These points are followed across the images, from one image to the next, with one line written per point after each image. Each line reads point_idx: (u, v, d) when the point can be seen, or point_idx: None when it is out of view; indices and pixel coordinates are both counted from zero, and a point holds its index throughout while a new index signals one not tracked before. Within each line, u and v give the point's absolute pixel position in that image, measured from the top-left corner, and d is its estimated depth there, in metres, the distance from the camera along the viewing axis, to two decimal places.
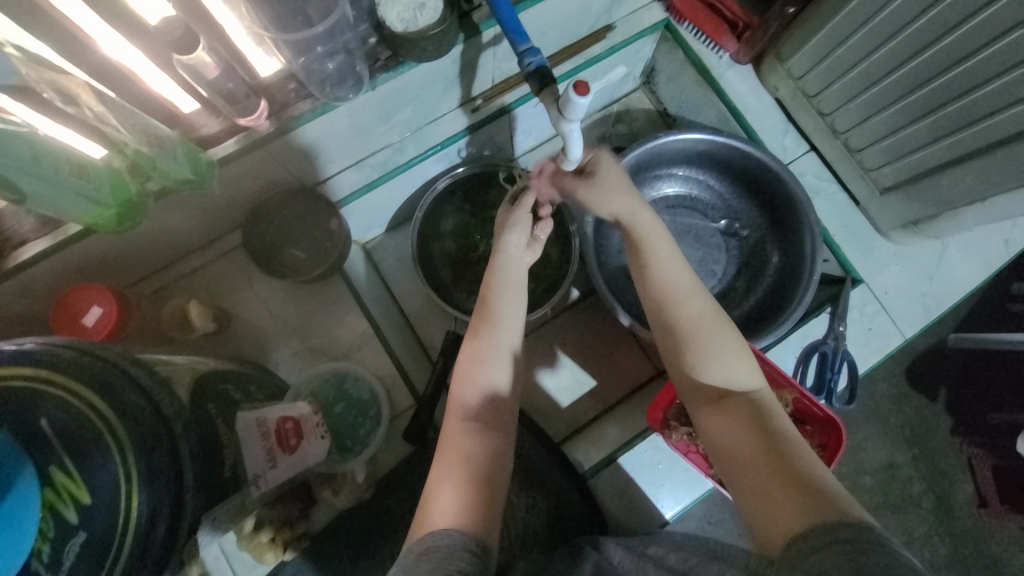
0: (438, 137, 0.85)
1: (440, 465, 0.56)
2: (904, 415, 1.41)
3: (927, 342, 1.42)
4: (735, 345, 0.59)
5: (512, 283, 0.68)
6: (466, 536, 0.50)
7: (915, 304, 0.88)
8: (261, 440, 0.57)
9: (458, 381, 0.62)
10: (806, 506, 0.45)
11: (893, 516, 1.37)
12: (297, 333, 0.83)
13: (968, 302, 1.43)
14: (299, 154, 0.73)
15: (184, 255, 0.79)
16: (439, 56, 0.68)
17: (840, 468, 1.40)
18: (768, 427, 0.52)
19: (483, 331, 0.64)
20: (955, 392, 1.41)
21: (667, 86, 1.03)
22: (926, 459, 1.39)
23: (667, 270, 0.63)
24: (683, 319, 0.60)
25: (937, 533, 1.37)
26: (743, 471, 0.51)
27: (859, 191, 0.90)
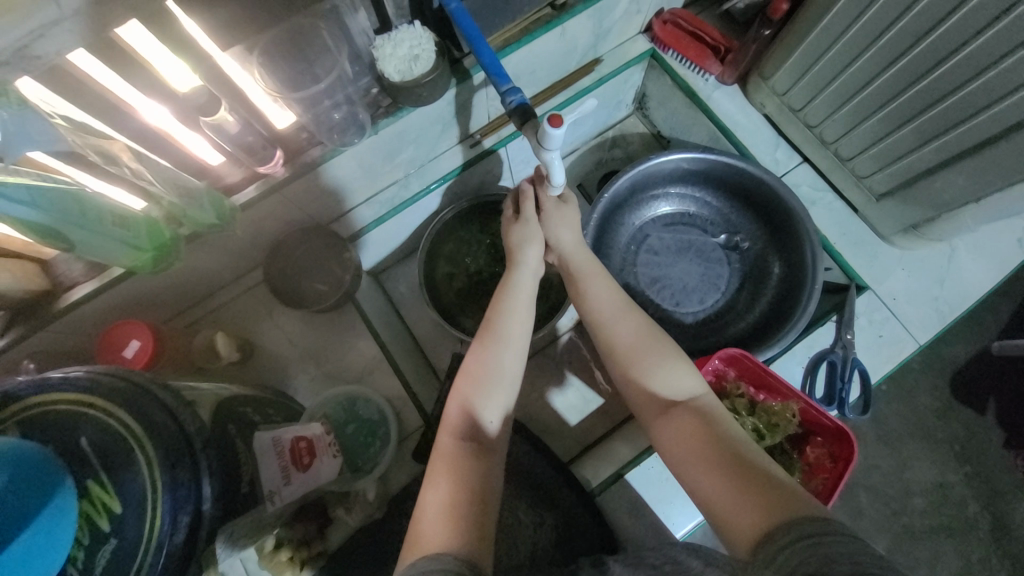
0: (437, 173, 0.92)
1: (433, 489, 0.59)
2: (951, 430, 1.33)
3: (969, 352, 1.36)
4: (676, 359, 0.68)
5: (521, 300, 0.73)
6: (456, 560, 0.51)
7: (927, 308, 0.85)
8: (276, 457, 0.62)
9: (459, 393, 0.66)
10: (770, 508, 0.51)
11: (948, 540, 1.29)
12: (315, 360, 0.88)
13: (1008, 307, 1.36)
14: (315, 195, 0.80)
15: (212, 292, 0.86)
16: (434, 100, 0.75)
17: (886, 491, 1.32)
18: (720, 431, 0.60)
19: (490, 347, 0.69)
20: (1007, 404, 1.33)
21: (658, 110, 1.07)
22: (979, 476, 1.31)
23: (603, 292, 0.75)
24: (625, 336, 0.71)
25: (997, 557, 1.27)
26: (707, 481, 0.56)
27: (855, 199, 0.90)
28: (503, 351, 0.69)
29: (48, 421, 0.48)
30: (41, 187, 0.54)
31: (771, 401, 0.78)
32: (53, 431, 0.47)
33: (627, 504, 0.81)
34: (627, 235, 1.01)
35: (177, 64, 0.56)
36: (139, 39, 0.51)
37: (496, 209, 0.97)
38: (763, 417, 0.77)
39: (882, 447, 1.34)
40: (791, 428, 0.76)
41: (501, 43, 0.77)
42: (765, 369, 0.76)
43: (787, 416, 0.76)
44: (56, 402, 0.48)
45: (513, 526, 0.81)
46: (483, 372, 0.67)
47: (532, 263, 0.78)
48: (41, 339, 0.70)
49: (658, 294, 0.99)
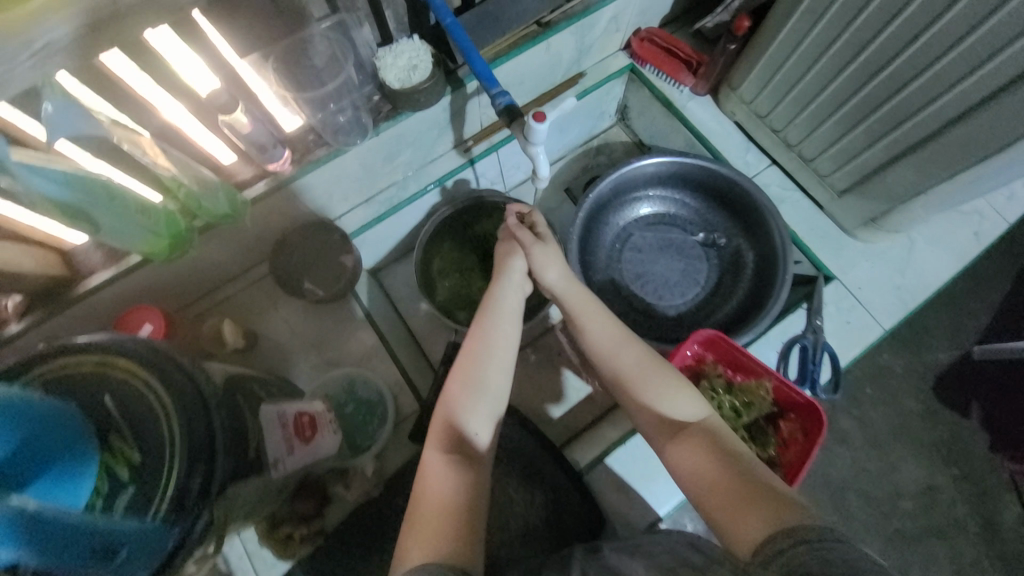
0: (434, 175, 0.98)
1: (423, 505, 0.63)
2: (937, 433, 1.37)
3: (949, 356, 1.42)
4: (681, 384, 0.71)
5: (504, 313, 0.76)
6: (442, 566, 0.56)
7: (891, 296, 0.92)
8: (280, 429, 0.66)
9: (443, 405, 0.70)
10: (772, 516, 0.55)
11: (938, 542, 1.31)
12: (316, 348, 0.92)
13: (986, 314, 1.43)
14: (320, 193, 0.86)
15: (220, 284, 0.91)
16: (431, 105, 0.82)
17: (876, 492, 1.35)
18: (726, 448, 0.64)
19: (472, 363, 0.71)
20: (988, 405, 1.38)
21: (639, 119, 1.15)
22: (966, 479, 1.34)
23: (597, 319, 0.77)
24: (624, 363, 0.74)
25: (989, 559, 1.30)
26: (714, 494, 0.60)
27: (820, 196, 0.97)
28: (487, 362, 0.72)
29: (76, 379, 0.52)
30: (73, 172, 0.58)
31: (745, 380, 0.83)
32: (79, 389, 0.52)
33: (612, 486, 0.84)
34: (612, 234, 1.08)
35: (199, 66, 0.63)
36: (167, 44, 0.59)
37: (489, 209, 1.04)
38: (739, 396, 0.82)
39: (870, 449, 1.38)
40: (765, 406, 0.81)
41: (492, 55, 0.85)
42: (742, 351, 0.81)
43: (761, 393, 0.81)
44: (82, 361, 0.53)
45: (506, 503, 0.83)
46: (465, 387, 0.70)
47: (517, 276, 0.80)
48: (59, 322, 0.74)
49: (642, 288, 1.05)
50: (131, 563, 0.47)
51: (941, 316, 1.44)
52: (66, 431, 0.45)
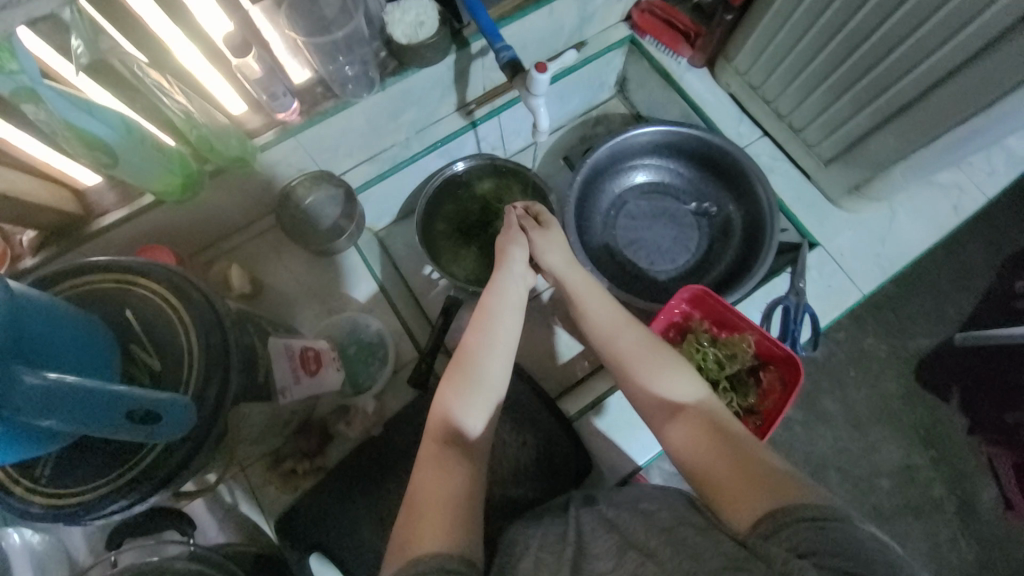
0: (437, 136, 1.01)
1: (423, 493, 0.62)
2: (917, 415, 1.32)
3: (931, 342, 1.36)
4: (678, 368, 0.73)
5: (509, 305, 0.79)
6: (447, 554, 0.54)
7: (871, 263, 0.96)
8: (288, 360, 0.70)
9: (441, 399, 0.71)
10: (770, 493, 0.55)
11: (914, 518, 1.28)
12: (319, 298, 0.96)
13: (975, 294, 1.38)
14: (327, 145, 0.89)
15: (227, 234, 0.94)
16: (436, 61, 0.85)
17: (856, 470, 1.31)
18: (722, 429, 0.65)
19: (473, 357, 0.74)
20: (968, 392, 1.32)
21: (638, 91, 1.18)
22: (943, 458, 1.30)
23: (597, 311, 0.80)
24: (621, 349, 0.76)
25: (965, 539, 1.26)
26: (713, 474, 0.61)
27: (808, 166, 1.01)
28: (488, 354, 0.74)
29: (99, 296, 0.56)
30: (93, 104, 0.63)
31: (729, 335, 0.87)
32: (105, 305, 0.56)
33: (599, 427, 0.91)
34: (607, 202, 1.11)
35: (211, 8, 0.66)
36: None
37: (495, 172, 1.06)
38: (724, 349, 0.86)
39: (852, 430, 1.33)
40: (748, 358, 0.85)
41: (498, 15, 0.87)
42: (726, 306, 0.85)
43: (744, 346, 0.85)
44: (103, 281, 0.56)
45: (499, 445, 0.86)
46: (463, 380, 0.72)
47: (518, 272, 0.83)
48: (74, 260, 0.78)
49: (635, 253, 1.09)
50: (171, 430, 0.50)
51: (921, 295, 1.39)
52: (91, 335, 0.51)
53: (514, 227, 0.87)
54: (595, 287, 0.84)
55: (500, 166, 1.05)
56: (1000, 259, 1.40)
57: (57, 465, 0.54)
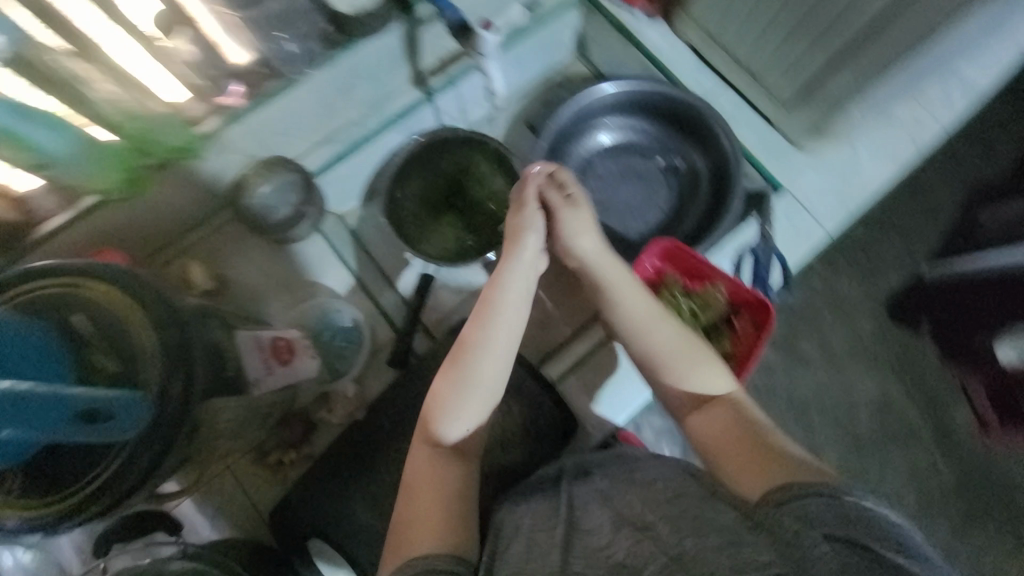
0: (394, 111, 0.97)
1: (420, 496, 0.65)
2: (890, 349, 1.37)
3: (903, 278, 1.39)
4: (708, 360, 0.72)
5: (513, 296, 0.74)
6: (444, 558, 0.58)
7: (833, 201, 0.99)
8: (256, 351, 0.72)
9: (435, 403, 0.69)
10: (782, 474, 0.58)
11: (894, 446, 1.33)
12: (288, 288, 0.94)
13: (943, 227, 1.41)
14: (274, 128, 0.85)
15: (183, 231, 0.90)
16: (382, 32, 0.82)
17: (837, 407, 1.35)
18: (746, 419, 0.67)
19: (467, 356, 0.70)
20: (938, 322, 1.37)
21: (598, 49, 1.10)
22: (918, 387, 1.35)
23: (625, 298, 0.76)
24: (650, 339, 0.73)
25: (943, 461, 1.32)
26: (731, 458, 0.63)
27: (767, 109, 1.01)
28: (481, 354, 0.70)
29: (43, 302, 0.55)
30: (22, 105, 0.65)
31: (699, 286, 0.89)
32: (52, 311, 0.55)
33: (583, 390, 0.96)
34: (575, 163, 1.08)
35: None
36: None
37: (459, 143, 1.01)
38: (696, 300, 0.87)
39: (831, 370, 1.37)
40: (718, 306, 0.87)
41: None
42: (698, 257, 0.86)
43: (714, 297, 0.87)
44: (46, 286, 0.55)
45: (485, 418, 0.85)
46: (456, 382, 0.69)
47: (526, 257, 0.76)
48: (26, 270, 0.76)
49: (605, 214, 1.08)
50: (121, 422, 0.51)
51: (893, 233, 1.41)
52: (46, 337, 0.54)
53: (532, 207, 0.77)
54: (628, 273, 0.78)
55: (463, 137, 1.00)
56: (966, 191, 1.42)
57: (27, 480, 0.53)
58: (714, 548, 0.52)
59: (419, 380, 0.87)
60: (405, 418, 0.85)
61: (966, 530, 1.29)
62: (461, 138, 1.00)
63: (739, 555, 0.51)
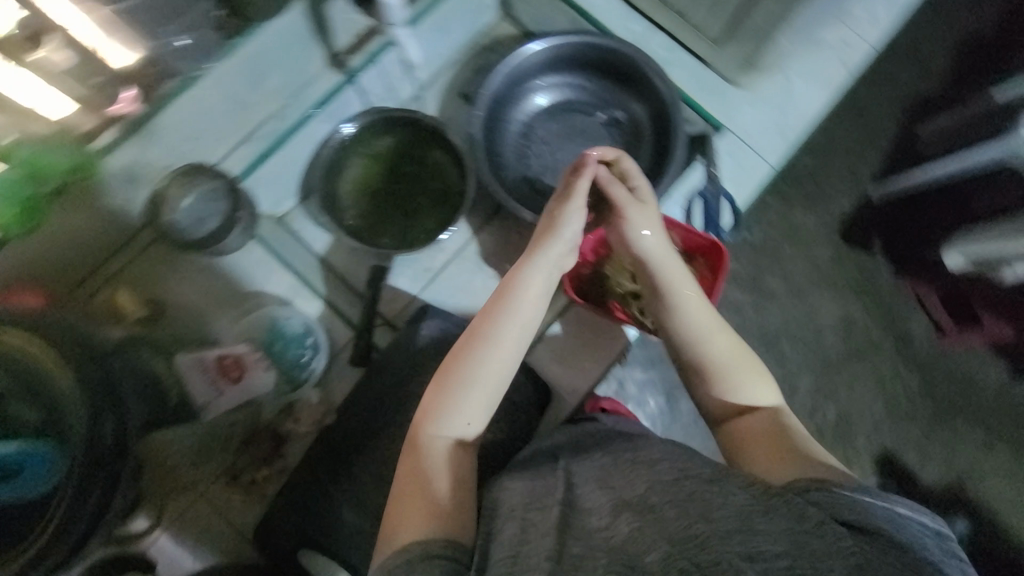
0: (315, 98, 0.87)
1: (416, 489, 0.61)
2: (847, 272, 1.41)
3: (852, 202, 1.43)
4: (759, 373, 0.70)
5: (535, 285, 0.72)
6: (439, 545, 0.55)
7: (773, 134, 0.99)
8: (201, 373, 0.80)
9: (442, 393, 0.66)
10: (812, 466, 0.58)
11: (861, 364, 1.38)
12: (233, 303, 0.89)
13: (885, 146, 1.44)
14: (184, 133, 0.78)
15: (104, 259, 0.82)
16: (282, 15, 0.77)
17: (804, 335, 1.39)
18: (789, 428, 0.65)
19: (477, 345, 0.68)
20: (888, 239, 1.41)
21: (523, 6, 1.05)
22: (876, 304, 1.40)
23: (684, 300, 0.73)
24: (700, 339, 0.71)
25: (907, 370, 1.37)
26: (766, 458, 0.62)
27: (699, 49, 0.99)
28: (493, 344, 0.68)
29: None
30: None
31: None
32: None
33: (554, 358, 0.96)
34: (516, 130, 1.05)
35: None
36: None
37: (394, 125, 0.96)
38: None
39: (795, 300, 1.40)
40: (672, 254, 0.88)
41: None
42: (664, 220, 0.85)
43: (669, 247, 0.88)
44: None
45: None
46: (462, 375, 0.67)
47: (561, 249, 0.76)
48: None
49: (554, 178, 1.05)
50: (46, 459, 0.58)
51: (837, 159, 1.44)
52: None
53: (577, 199, 0.77)
54: (684, 274, 0.76)
55: (400, 118, 0.95)
56: (903, 108, 1.45)
57: None
58: (724, 532, 0.47)
59: (386, 376, 0.86)
60: (377, 416, 0.84)
61: (936, 433, 1.35)
62: (400, 116, 0.95)
63: (751, 542, 0.46)
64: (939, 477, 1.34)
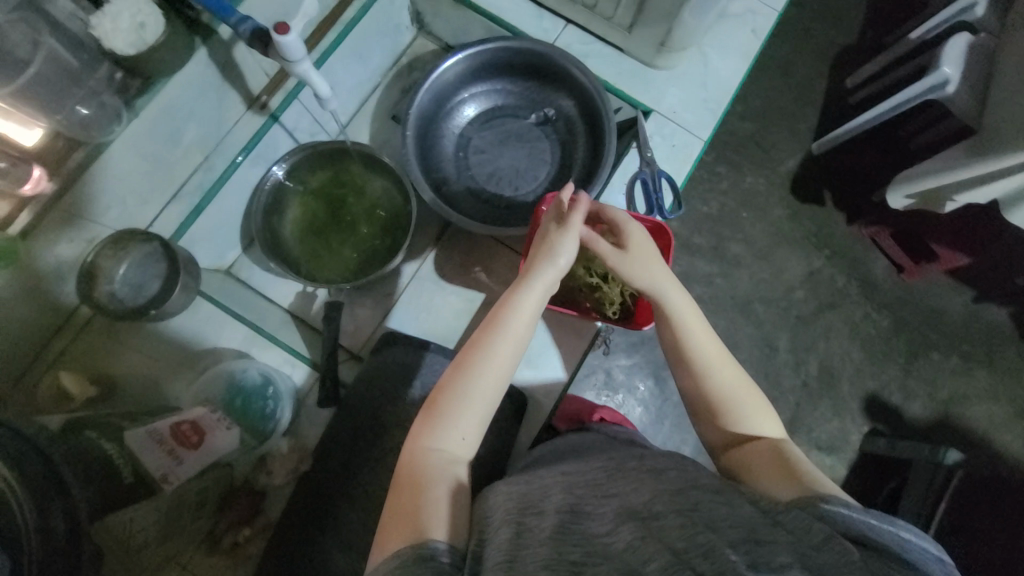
0: (239, 145, 0.90)
1: (405, 505, 0.55)
2: (805, 227, 1.45)
3: (797, 160, 1.47)
4: (764, 406, 0.66)
5: (530, 302, 0.68)
6: (433, 549, 0.49)
7: (702, 110, 1.02)
8: (152, 446, 0.74)
9: (436, 409, 0.61)
10: (811, 486, 0.54)
11: (833, 314, 1.41)
12: (188, 365, 0.87)
13: (819, 102, 1.49)
14: (107, 202, 0.77)
15: (44, 342, 0.79)
16: (190, 65, 0.76)
17: (774, 295, 1.42)
18: (793, 457, 0.60)
19: (473, 360, 0.63)
20: (838, 190, 1.46)
21: (437, 22, 1.06)
22: (837, 254, 1.44)
23: (694, 327, 0.69)
24: (711, 365, 0.67)
25: (877, 312, 1.42)
26: (769, 481, 0.58)
27: (617, 40, 1.02)
28: (490, 363, 0.63)
29: None
30: None
31: None
32: None
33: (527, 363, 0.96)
34: (451, 144, 1.06)
35: None
36: None
37: (329, 155, 0.95)
38: None
39: (761, 262, 1.43)
40: None
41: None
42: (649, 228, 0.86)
43: None
44: None
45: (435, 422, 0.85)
46: (458, 394, 0.62)
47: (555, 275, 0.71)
48: None
49: (498, 184, 1.06)
50: None
51: (774, 121, 1.48)
52: None
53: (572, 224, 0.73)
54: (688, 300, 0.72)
55: (330, 148, 0.94)
56: (828, 63, 1.50)
57: None
58: (731, 542, 0.42)
59: (361, 409, 0.85)
60: (357, 454, 0.83)
61: (915, 368, 1.40)
62: (330, 147, 0.94)
63: (758, 552, 0.42)
64: (925, 409, 1.38)
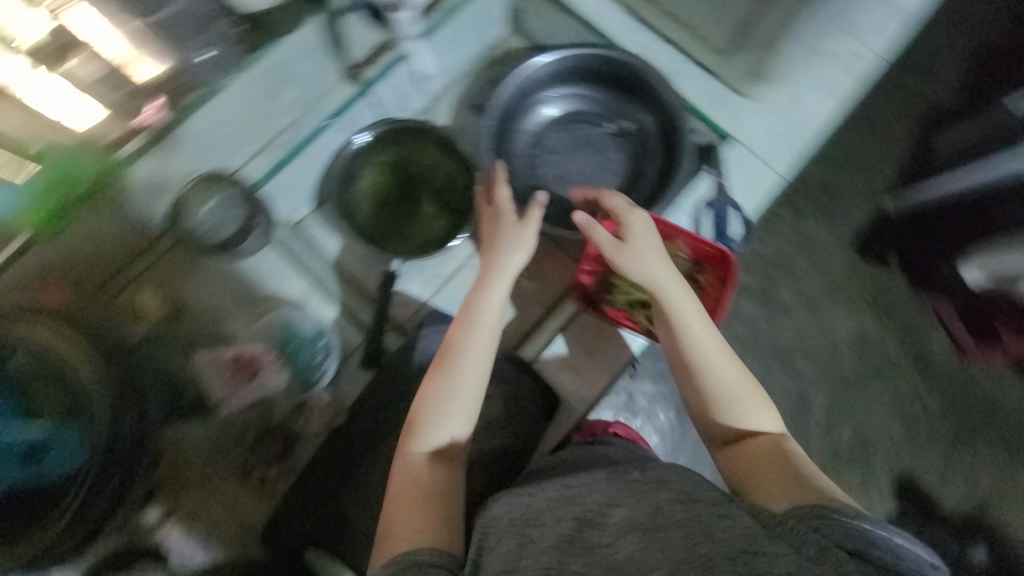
0: (330, 110, 0.89)
1: (398, 500, 0.64)
2: (863, 286, 1.39)
3: (867, 215, 1.41)
4: (763, 401, 0.68)
5: (500, 305, 0.75)
6: (426, 551, 0.57)
7: (779, 142, 1.00)
8: (216, 370, 0.85)
9: (420, 407, 0.70)
10: (808, 493, 0.55)
11: (878, 380, 1.35)
12: (249, 306, 0.92)
13: (901, 159, 1.43)
14: (207, 144, 0.83)
15: (127, 262, 0.86)
16: (301, 28, 0.81)
17: (819, 349, 1.37)
18: (791, 457, 0.62)
19: (449, 360, 0.71)
20: (906, 254, 1.39)
21: (533, 21, 1.08)
22: (893, 320, 1.37)
23: (698, 338, 0.70)
24: (706, 374, 0.69)
25: (926, 389, 1.34)
26: (764, 483, 0.60)
27: (706, 60, 1.02)
28: (465, 361, 0.71)
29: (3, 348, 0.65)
30: None
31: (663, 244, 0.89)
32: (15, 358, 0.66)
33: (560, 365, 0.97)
34: (525, 140, 1.07)
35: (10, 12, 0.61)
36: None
37: (411, 133, 0.99)
38: None
39: (810, 314, 1.38)
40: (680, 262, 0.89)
41: None
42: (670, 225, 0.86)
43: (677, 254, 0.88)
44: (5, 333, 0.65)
45: None
46: (440, 393, 0.69)
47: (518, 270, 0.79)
48: None
49: (562, 186, 1.07)
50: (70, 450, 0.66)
51: (850, 171, 1.43)
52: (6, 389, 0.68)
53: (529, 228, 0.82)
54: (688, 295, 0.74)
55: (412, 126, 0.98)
56: (919, 121, 1.44)
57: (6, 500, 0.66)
58: (728, 554, 0.45)
59: (396, 379, 0.87)
60: (387, 421, 0.85)
61: (957, 454, 1.32)
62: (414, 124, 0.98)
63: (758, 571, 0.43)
64: (960, 501, 1.30)
